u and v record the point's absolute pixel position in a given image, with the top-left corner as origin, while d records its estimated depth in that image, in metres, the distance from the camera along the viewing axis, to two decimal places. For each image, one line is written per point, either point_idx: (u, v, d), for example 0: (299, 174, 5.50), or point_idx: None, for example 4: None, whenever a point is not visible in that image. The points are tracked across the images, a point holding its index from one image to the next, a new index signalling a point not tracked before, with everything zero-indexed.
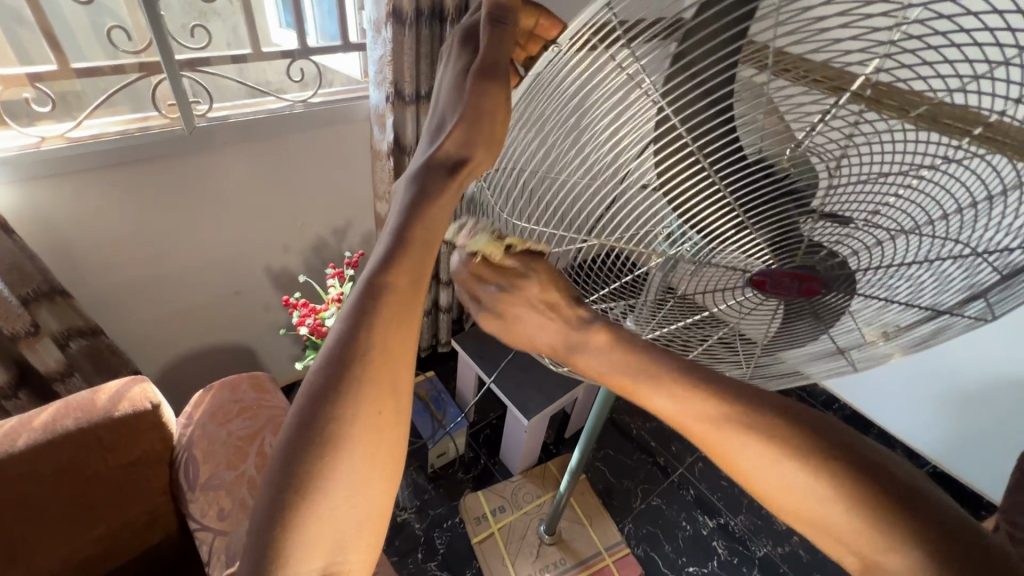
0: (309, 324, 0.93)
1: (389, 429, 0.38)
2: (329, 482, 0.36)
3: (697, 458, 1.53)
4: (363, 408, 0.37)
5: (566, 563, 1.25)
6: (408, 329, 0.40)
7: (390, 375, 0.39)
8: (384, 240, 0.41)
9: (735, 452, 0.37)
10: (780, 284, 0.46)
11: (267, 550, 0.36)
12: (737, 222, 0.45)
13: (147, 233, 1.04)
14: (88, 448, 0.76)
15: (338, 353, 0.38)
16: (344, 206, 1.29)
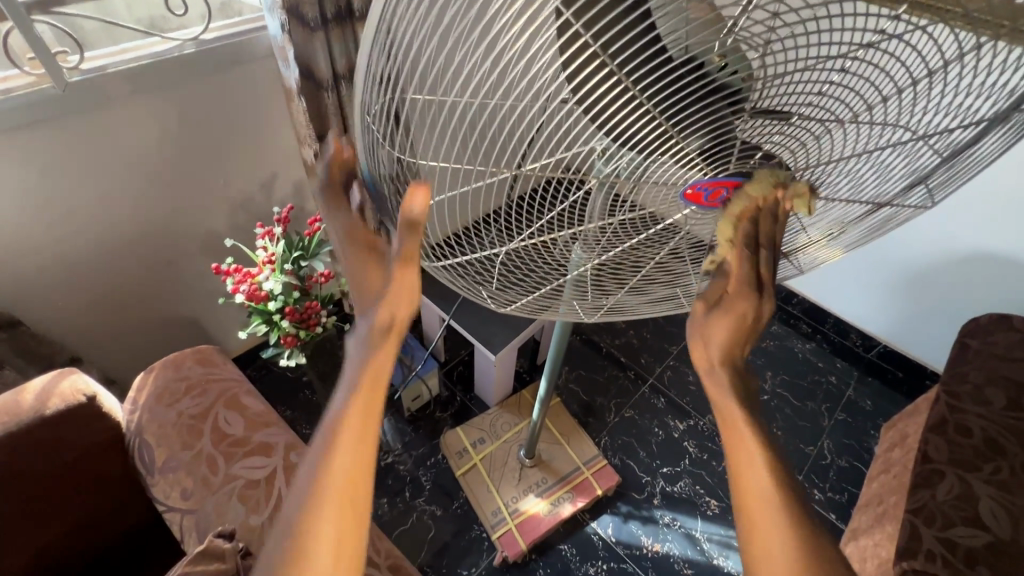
0: (245, 290, 0.88)
1: (350, 539, 0.43)
2: None
3: (666, 367, 1.58)
4: (328, 522, 0.43)
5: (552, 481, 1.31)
6: (369, 450, 0.46)
7: (355, 487, 0.44)
8: (347, 379, 0.47)
9: (775, 520, 0.43)
10: (715, 194, 0.45)
11: None
12: (663, 133, 0.40)
13: (43, 213, 0.93)
14: (29, 450, 0.72)
15: (308, 475, 0.44)
16: (267, 156, 1.18)
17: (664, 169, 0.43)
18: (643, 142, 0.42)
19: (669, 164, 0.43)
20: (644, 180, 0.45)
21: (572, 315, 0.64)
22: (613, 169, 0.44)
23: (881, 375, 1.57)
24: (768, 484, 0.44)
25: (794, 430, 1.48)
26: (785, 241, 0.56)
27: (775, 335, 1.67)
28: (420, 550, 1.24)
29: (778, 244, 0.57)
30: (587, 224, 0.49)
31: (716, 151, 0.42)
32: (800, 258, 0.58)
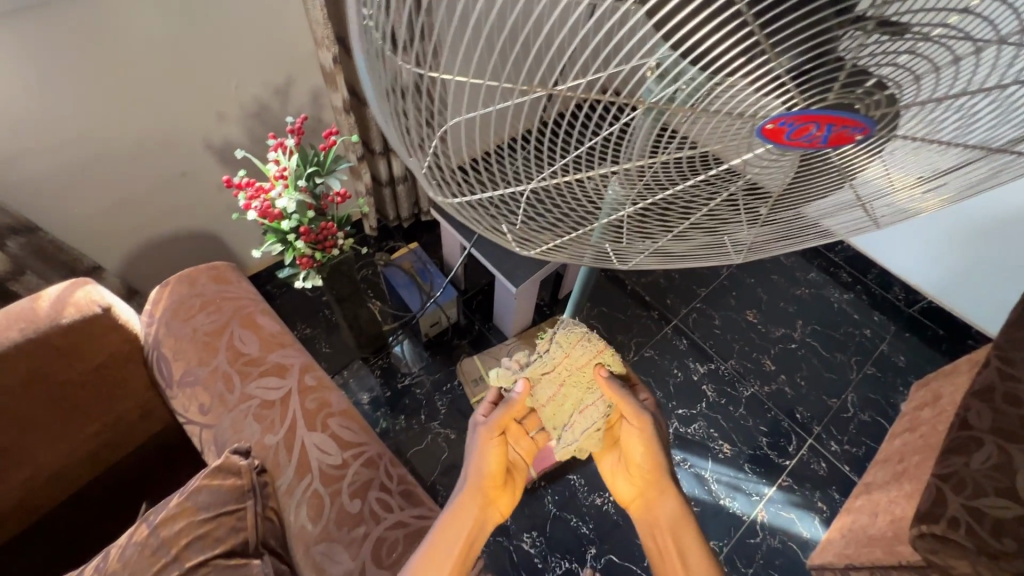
0: (256, 207, 0.84)
1: (450, 542, 0.64)
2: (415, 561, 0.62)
3: (692, 309, 1.52)
4: (446, 529, 0.64)
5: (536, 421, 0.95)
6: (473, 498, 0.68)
7: (462, 515, 0.66)
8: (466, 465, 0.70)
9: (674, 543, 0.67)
10: (801, 131, 0.35)
11: None
12: (751, 47, 0.32)
13: (50, 112, 0.88)
14: (48, 357, 0.72)
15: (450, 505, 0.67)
16: (281, 59, 1.08)
17: (736, 96, 0.34)
18: (716, 57, 0.33)
19: (746, 87, 0.34)
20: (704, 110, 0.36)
21: (598, 259, 0.58)
22: (666, 94, 0.36)
23: (920, 332, 1.49)
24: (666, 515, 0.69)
25: (818, 382, 1.44)
26: (864, 184, 0.48)
27: (813, 283, 1.58)
28: (433, 468, 1.28)
29: (855, 187, 0.49)
30: (626, 160, 0.41)
31: (817, 75, 0.33)
32: (879, 208, 0.50)
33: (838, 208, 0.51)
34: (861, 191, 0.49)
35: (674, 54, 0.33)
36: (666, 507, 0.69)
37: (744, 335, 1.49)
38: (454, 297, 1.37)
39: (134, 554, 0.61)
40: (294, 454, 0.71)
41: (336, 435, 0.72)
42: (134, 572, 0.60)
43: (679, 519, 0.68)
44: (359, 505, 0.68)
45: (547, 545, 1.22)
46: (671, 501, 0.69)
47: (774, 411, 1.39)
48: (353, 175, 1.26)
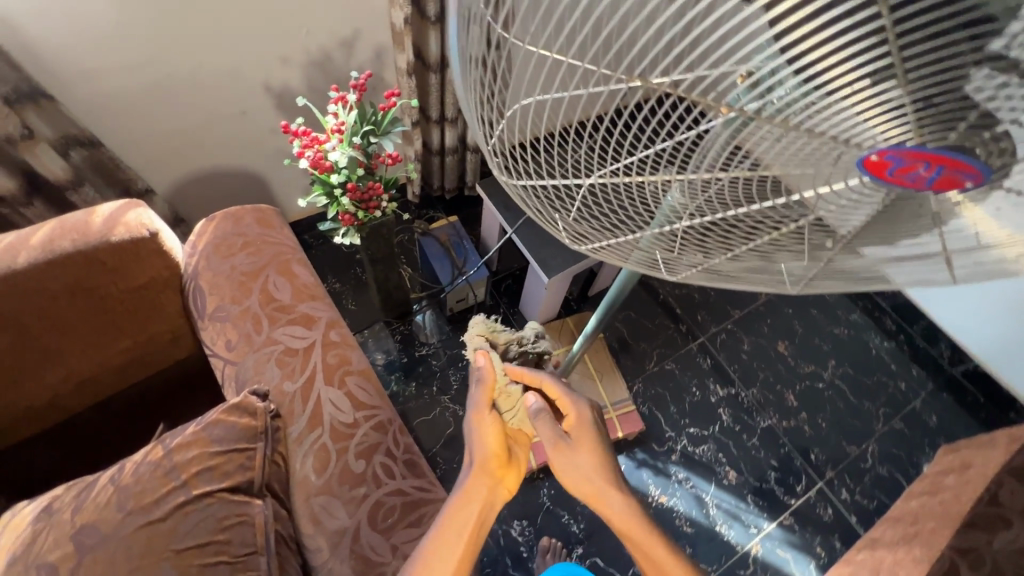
0: (309, 156, 0.84)
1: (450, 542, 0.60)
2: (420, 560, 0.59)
3: (722, 329, 1.48)
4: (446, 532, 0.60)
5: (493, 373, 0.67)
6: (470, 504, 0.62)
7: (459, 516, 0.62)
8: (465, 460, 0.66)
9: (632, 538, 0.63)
10: (906, 169, 0.33)
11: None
12: (876, 68, 0.30)
13: (127, 32, 0.90)
14: (95, 270, 0.75)
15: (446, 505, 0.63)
16: (354, 12, 1.08)
17: (837, 120, 0.32)
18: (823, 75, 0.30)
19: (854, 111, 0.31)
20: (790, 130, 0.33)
21: (644, 266, 0.56)
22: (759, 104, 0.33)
23: (960, 396, 1.42)
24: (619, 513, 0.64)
25: (840, 425, 1.39)
26: (953, 233, 0.42)
27: (853, 325, 1.51)
28: (436, 440, 1.29)
29: (942, 233, 0.43)
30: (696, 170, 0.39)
31: (942, 109, 0.31)
32: (963, 263, 0.44)
33: (915, 254, 0.45)
34: (948, 240, 0.43)
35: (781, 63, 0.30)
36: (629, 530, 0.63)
37: (771, 366, 1.44)
38: (484, 277, 1.36)
39: (147, 472, 0.63)
40: (309, 405, 0.72)
41: (352, 394, 0.73)
42: (145, 489, 0.62)
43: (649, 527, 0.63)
44: (363, 466, 0.68)
45: (535, 535, 1.23)
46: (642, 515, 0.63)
47: (788, 448, 1.35)
48: (405, 139, 1.26)
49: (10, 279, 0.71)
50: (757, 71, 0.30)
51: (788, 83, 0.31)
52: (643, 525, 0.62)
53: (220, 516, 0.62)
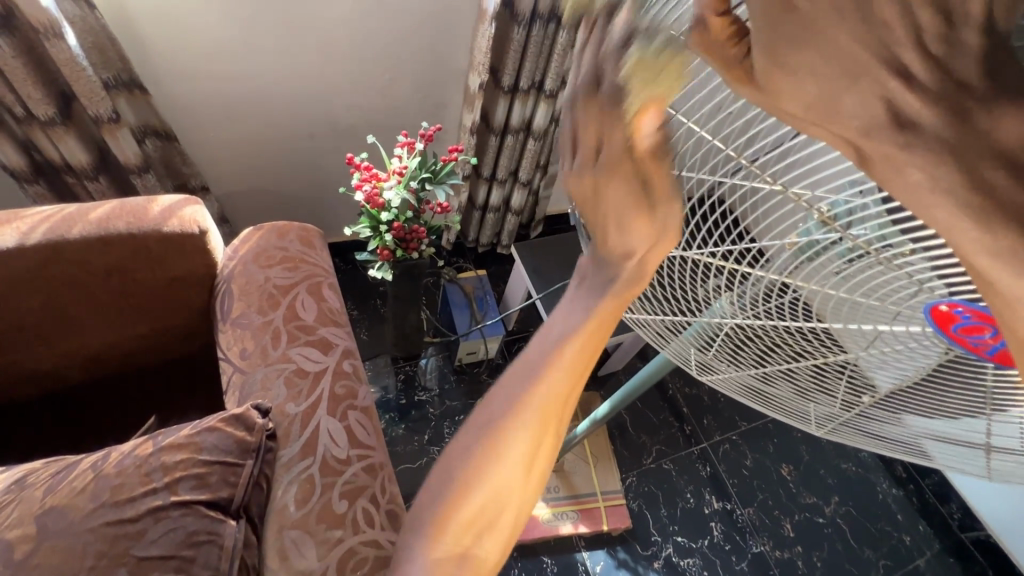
0: (365, 191, 0.89)
1: (549, 426, 0.38)
2: (490, 473, 0.36)
3: (727, 440, 1.44)
4: (531, 420, 0.37)
5: (602, 157, 0.33)
6: (582, 368, 0.39)
7: (557, 397, 0.38)
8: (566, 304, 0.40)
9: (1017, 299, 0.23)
10: (972, 328, 0.33)
11: (432, 512, 0.37)
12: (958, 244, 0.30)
13: (232, 48, 0.98)
14: (138, 255, 0.77)
15: (525, 368, 0.38)
16: (434, 70, 1.16)
17: (925, 263, 0.31)
18: (906, 219, 0.30)
19: (943, 249, 0.30)
20: (857, 266, 0.35)
21: (678, 359, 0.59)
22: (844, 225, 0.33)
23: (968, 564, 1.34)
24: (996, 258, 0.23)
25: (837, 569, 1.30)
26: (995, 429, 0.42)
27: (862, 463, 1.46)
28: (417, 491, 1.25)
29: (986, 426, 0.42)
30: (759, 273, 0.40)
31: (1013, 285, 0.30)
32: (1002, 461, 0.43)
33: (955, 436, 0.45)
34: (992, 433, 0.42)
35: (868, 199, 0.31)
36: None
37: (772, 488, 1.38)
38: (500, 334, 1.36)
39: (131, 466, 0.62)
40: (307, 429, 0.71)
41: (351, 429, 0.72)
42: (124, 483, 0.61)
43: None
44: (345, 508, 0.66)
45: None
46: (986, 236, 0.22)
47: None
48: (453, 190, 1.31)
49: (59, 247, 0.74)
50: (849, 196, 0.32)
51: (870, 216, 0.32)
52: None
53: (190, 530, 0.60)
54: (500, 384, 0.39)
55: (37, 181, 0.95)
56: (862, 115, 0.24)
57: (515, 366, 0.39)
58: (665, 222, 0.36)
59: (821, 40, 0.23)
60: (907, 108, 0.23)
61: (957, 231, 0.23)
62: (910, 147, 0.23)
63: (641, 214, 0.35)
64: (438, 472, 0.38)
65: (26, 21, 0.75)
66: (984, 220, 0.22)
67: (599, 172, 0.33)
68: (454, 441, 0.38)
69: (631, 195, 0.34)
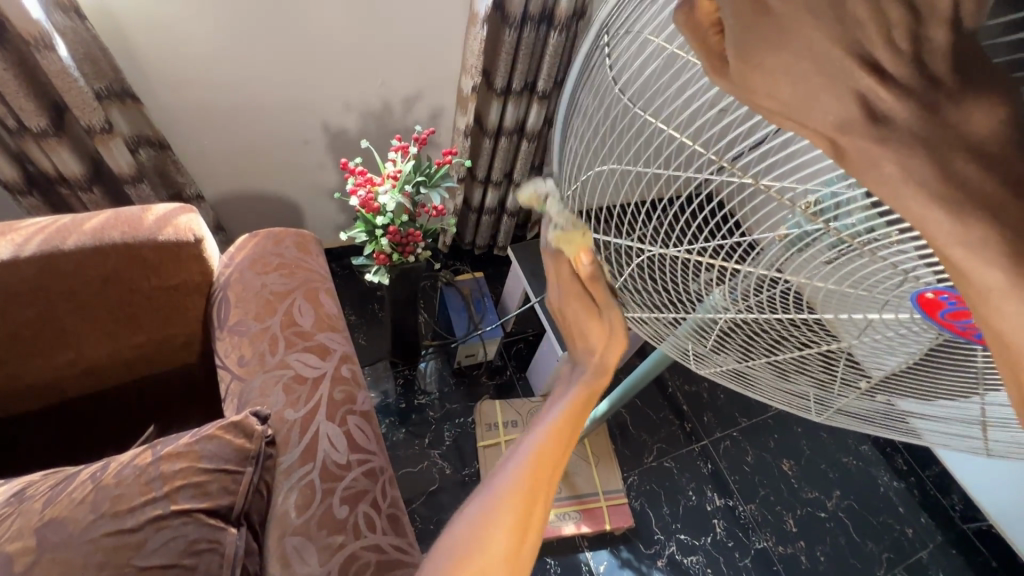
0: (360, 195, 0.89)
1: (536, 498, 0.43)
2: (486, 535, 0.41)
3: (727, 437, 1.44)
4: (520, 491, 0.43)
5: (559, 280, 0.46)
6: (565, 451, 0.46)
7: (544, 471, 0.44)
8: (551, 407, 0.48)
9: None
10: (959, 314, 0.34)
11: (434, 575, 0.42)
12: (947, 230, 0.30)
13: (224, 56, 0.98)
14: (133, 265, 0.77)
15: (517, 452, 0.45)
16: (426, 74, 1.16)
17: (913, 248, 0.32)
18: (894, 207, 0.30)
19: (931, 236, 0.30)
20: (850, 253, 0.35)
21: (675, 353, 0.58)
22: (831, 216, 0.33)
23: (971, 555, 1.34)
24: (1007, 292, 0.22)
25: (840, 564, 1.30)
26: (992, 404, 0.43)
27: (863, 457, 1.46)
28: (418, 495, 1.24)
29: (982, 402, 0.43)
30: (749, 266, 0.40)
31: None
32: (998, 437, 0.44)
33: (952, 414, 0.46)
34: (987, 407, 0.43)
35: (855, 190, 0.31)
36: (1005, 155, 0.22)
37: (773, 484, 1.39)
38: (498, 336, 1.36)
39: (129, 476, 0.62)
40: (306, 436, 0.70)
41: (350, 434, 0.72)
42: (124, 494, 0.60)
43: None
44: (345, 513, 0.65)
45: None
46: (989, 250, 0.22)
47: None
48: (449, 193, 1.31)
49: (54, 258, 0.73)
50: (833, 187, 0.32)
51: (856, 207, 0.31)
52: None
53: (191, 539, 0.60)
54: (498, 466, 0.46)
55: (31, 193, 0.95)
56: (836, 111, 0.23)
57: (510, 451, 0.46)
58: (615, 323, 0.47)
59: (789, 38, 0.22)
60: (879, 102, 0.22)
61: (927, 222, 0.23)
62: (881, 143, 0.22)
63: (593, 329, 0.47)
64: (442, 541, 0.43)
65: (16, 33, 0.75)
66: (953, 206, 0.22)
67: (563, 292, 0.46)
68: (459, 514, 0.44)
69: (584, 308, 0.46)
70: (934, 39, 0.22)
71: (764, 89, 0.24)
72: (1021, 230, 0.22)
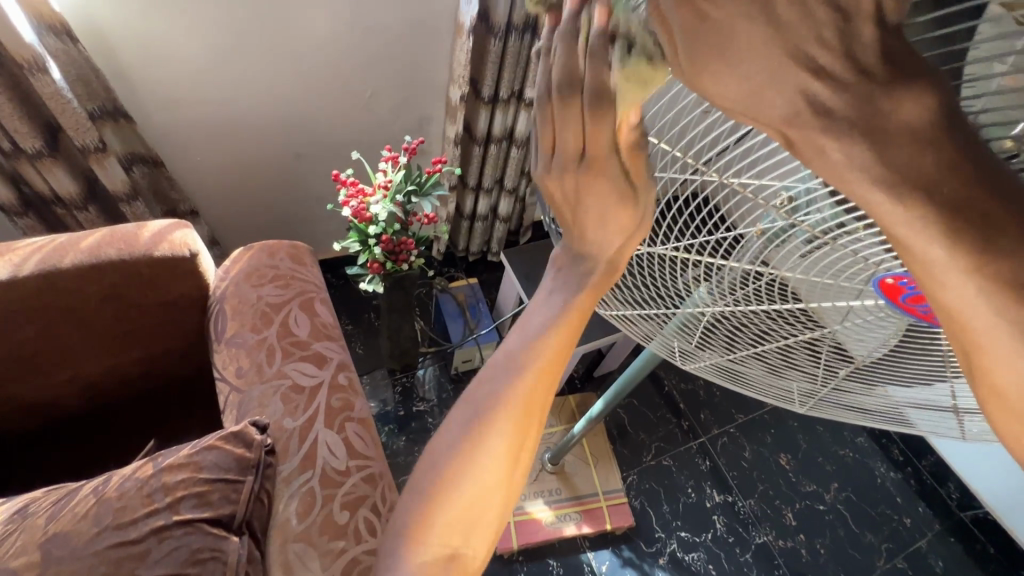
0: (353, 206, 0.90)
1: (524, 429, 0.42)
2: (474, 473, 0.40)
3: (725, 433, 1.45)
4: (505, 425, 0.41)
5: (578, 162, 0.35)
6: (552, 377, 0.43)
7: (530, 403, 0.42)
8: (536, 314, 0.44)
9: (989, 341, 0.24)
10: (918, 298, 0.36)
11: (419, 511, 0.41)
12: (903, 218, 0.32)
13: (215, 73, 1.00)
14: (131, 281, 0.78)
15: (500, 377, 0.42)
16: (414, 85, 1.18)
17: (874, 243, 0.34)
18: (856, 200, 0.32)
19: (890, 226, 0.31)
20: (823, 246, 0.37)
21: (663, 352, 0.60)
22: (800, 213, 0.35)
23: (969, 543, 1.35)
24: (972, 300, 0.24)
25: (840, 555, 1.31)
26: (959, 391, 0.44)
27: (859, 449, 1.47)
28: None
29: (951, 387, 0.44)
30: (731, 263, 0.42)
31: None
32: (971, 424, 0.44)
33: (926, 400, 0.47)
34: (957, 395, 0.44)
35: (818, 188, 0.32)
36: (937, 140, 0.23)
37: (772, 479, 1.40)
38: (494, 340, 1.38)
39: (132, 488, 0.63)
40: (305, 444, 0.72)
41: (348, 440, 0.73)
42: (126, 506, 0.61)
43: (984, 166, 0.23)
44: (346, 518, 0.66)
45: None
46: (955, 256, 0.23)
47: (783, 570, 1.28)
48: (440, 200, 1.33)
49: (52, 277, 0.75)
50: (797, 188, 0.34)
51: (822, 202, 0.33)
52: None
53: (194, 548, 0.60)
54: (479, 386, 0.43)
55: (26, 214, 0.97)
56: (783, 108, 0.25)
57: (490, 375, 0.43)
58: (642, 210, 0.39)
59: (739, 46, 0.24)
60: (820, 105, 0.24)
61: (875, 207, 0.25)
62: (825, 140, 0.24)
63: (620, 214, 0.39)
64: (424, 474, 0.42)
65: (10, 58, 0.77)
66: (893, 190, 0.24)
67: (577, 180, 0.36)
68: (437, 444, 0.42)
69: (608, 194, 0.37)
70: (863, 44, 0.24)
71: (714, 96, 0.26)
72: (977, 225, 0.23)
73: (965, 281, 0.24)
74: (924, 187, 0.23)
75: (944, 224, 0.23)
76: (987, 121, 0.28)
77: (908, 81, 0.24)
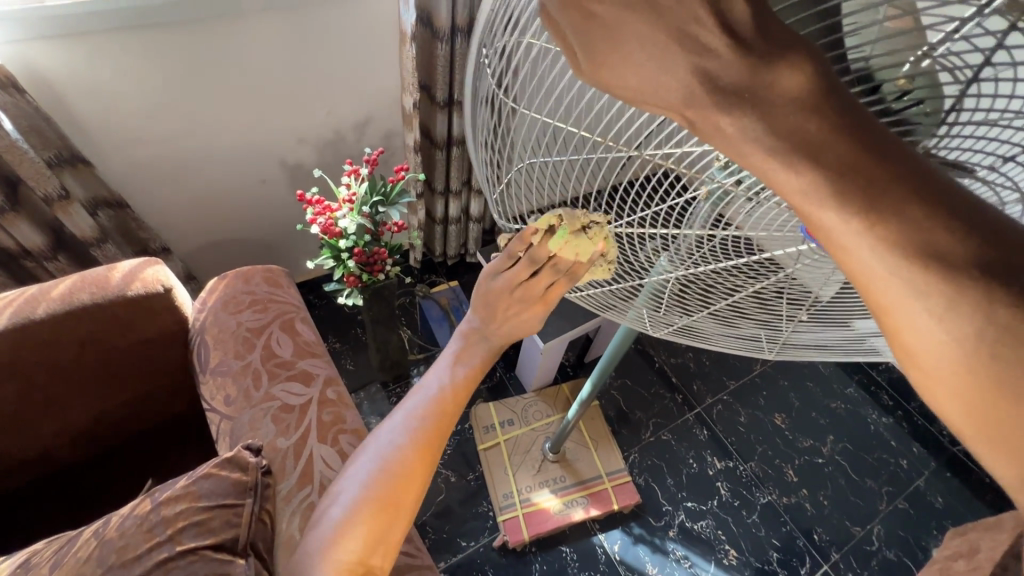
0: (320, 223, 0.91)
1: (425, 461, 0.56)
2: (382, 487, 0.53)
3: (718, 401, 1.48)
4: (413, 452, 0.55)
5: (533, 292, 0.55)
6: (446, 424, 0.59)
7: (430, 444, 0.57)
8: (433, 378, 0.61)
9: (894, 297, 0.25)
10: None
11: (340, 523, 0.53)
12: None
13: (168, 110, 1.00)
14: (107, 324, 0.78)
15: (409, 421, 0.58)
16: (369, 97, 1.19)
17: None
18: None
19: None
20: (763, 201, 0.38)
21: (637, 324, 0.62)
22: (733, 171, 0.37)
23: (966, 476, 1.39)
24: (865, 255, 0.25)
25: (842, 504, 1.35)
26: None
27: (850, 399, 1.51)
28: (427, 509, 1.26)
29: None
30: (683, 230, 0.44)
31: None
32: None
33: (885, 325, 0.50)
34: None
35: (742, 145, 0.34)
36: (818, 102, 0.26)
37: (769, 439, 1.43)
38: None
39: (132, 526, 0.63)
40: (301, 461, 0.73)
41: (343, 452, 0.74)
42: (128, 544, 0.62)
43: (862, 125, 0.26)
44: None
45: None
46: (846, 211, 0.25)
47: (790, 527, 1.31)
48: (411, 208, 1.34)
49: (26, 331, 0.74)
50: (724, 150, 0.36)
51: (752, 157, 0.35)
52: (921, 215, 0.24)
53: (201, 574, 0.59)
54: (389, 428, 0.58)
55: None
56: (679, 85, 0.27)
57: (400, 419, 0.58)
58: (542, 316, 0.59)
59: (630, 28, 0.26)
60: (712, 71, 0.26)
61: (771, 174, 0.27)
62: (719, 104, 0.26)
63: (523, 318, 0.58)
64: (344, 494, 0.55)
65: None
66: (786, 153, 0.26)
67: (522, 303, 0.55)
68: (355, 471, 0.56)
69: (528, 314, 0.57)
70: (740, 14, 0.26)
71: (618, 76, 0.28)
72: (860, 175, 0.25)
73: (862, 236, 0.25)
74: (810, 150, 0.25)
75: (828, 183, 0.25)
76: (875, 67, 0.30)
77: (784, 34, 0.26)
